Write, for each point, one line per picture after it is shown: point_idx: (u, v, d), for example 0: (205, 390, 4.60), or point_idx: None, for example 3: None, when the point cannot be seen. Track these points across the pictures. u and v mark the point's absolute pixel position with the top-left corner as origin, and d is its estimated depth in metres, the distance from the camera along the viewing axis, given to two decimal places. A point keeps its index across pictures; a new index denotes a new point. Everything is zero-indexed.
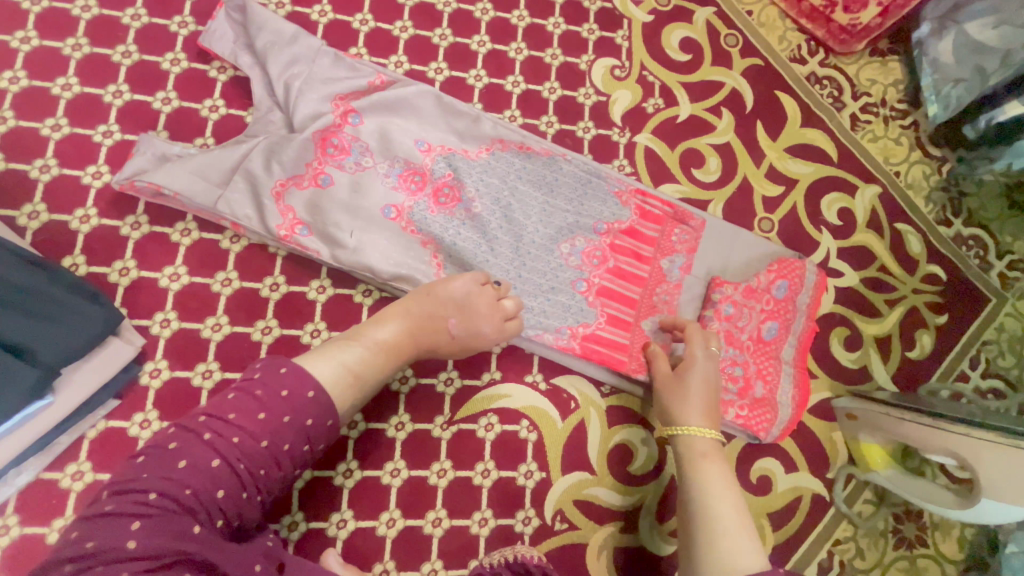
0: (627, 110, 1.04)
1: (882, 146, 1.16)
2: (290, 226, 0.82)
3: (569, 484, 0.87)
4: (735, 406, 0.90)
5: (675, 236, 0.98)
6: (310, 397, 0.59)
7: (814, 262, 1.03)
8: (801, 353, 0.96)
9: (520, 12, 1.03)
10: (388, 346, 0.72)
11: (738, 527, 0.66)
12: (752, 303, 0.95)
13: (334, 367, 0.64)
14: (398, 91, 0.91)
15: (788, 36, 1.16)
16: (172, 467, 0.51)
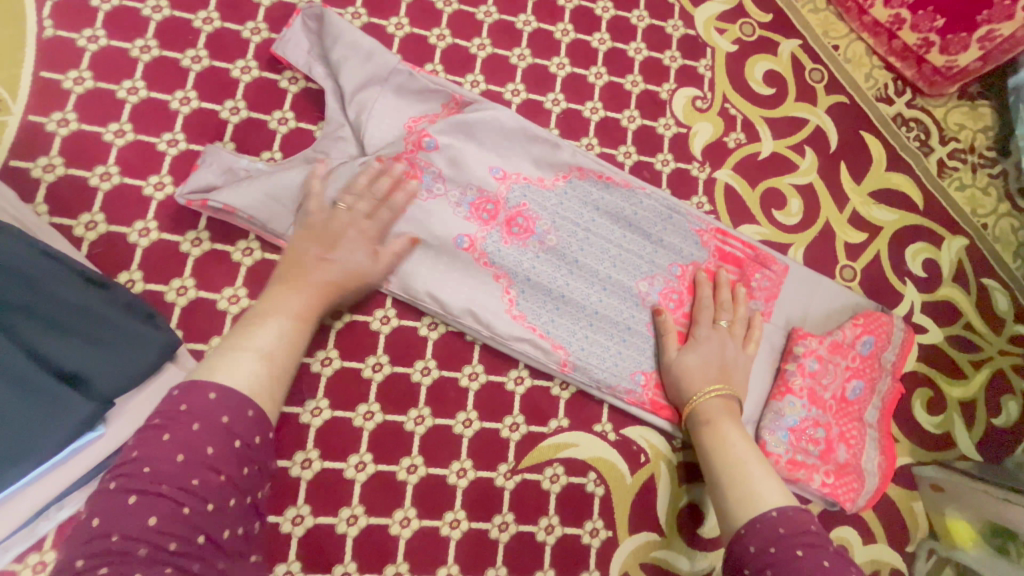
0: (707, 144, 0.98)
1: (969, 196, 1.09)
2: None
3: (636, 545, 0.80)
4: (819, 472, 0.84)
5: (754, 283, 0.92)
6: (214, 398, 0.50)
7: (900, 317, 0.97)
8: (884, 416, 0.90)
9: (601, 35, 0.98)
10: (298, 316, 0.65)
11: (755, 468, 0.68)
12: (837, 359, 0.89)
13: (246, 356, 0.57)
14: (477, 113, 0.86)
15: (875, 74, 1.10)
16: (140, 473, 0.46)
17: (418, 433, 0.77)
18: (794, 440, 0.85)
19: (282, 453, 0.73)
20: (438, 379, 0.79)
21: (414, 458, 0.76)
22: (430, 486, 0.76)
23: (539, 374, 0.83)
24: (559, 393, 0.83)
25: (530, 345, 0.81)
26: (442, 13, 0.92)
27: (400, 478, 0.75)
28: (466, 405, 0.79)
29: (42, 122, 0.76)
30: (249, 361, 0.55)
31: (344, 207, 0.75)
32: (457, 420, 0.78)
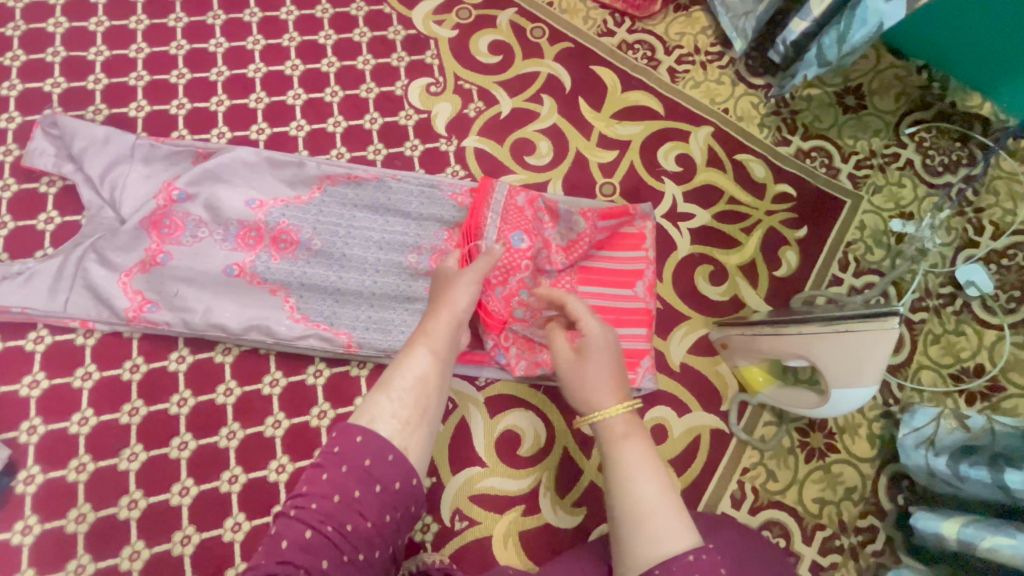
0: (449, 120, 1.10)
1: (706, 89, 1.21)
2: (137, 306, 0.88)
3: (461, 483, 0.89)
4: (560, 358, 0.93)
5: (510, 218, 0.94)
6: (360, 441, 0.56)
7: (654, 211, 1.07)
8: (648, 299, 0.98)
9: (328, 59, 1.10)
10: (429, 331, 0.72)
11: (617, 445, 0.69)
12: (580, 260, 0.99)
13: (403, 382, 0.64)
14: (220, 158, 0.95)
15: (592, 15, 1.24)
16: (280, 547, 0.51)
17: (232, 447, 0.85)
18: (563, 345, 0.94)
19: (108, 502, 0.81)
20: (242, 395, 0.88)
21: (233, 469, 0.84)
22: (254, 489, 0.84)
23: (337, 362, 0.92)
24: (360, 372, 0.93)
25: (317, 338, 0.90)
26: (178, 86, 1.04)
27: (223, 491, 0.83)
28: (273, 410, 0.88)
29: None
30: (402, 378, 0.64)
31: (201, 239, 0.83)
32: (267, 425, 0.87)
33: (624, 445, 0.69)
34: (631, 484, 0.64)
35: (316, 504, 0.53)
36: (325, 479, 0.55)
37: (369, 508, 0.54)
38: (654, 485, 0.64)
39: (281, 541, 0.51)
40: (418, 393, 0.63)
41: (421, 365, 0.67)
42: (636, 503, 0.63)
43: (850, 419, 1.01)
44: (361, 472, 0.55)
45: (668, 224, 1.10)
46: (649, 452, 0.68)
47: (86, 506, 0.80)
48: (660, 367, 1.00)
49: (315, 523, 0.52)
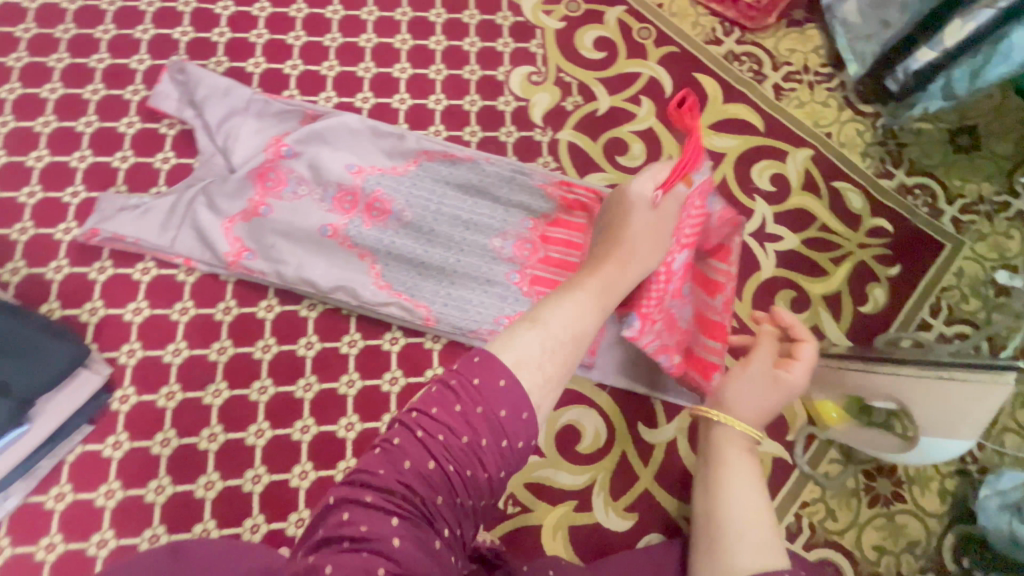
0: (547, 111, 1.10)
1: (810, 110, 1.18)
2: (237, 252, 0.92)
3: (518, 469, 0.90)
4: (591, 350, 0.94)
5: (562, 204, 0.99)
6: (503, 385, 0.50)
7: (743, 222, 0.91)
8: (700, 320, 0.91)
9: (437, 37, 1.12)
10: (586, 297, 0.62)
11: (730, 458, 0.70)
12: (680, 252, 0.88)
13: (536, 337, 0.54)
14: (327, 122, 0.99)
15: (701, 21, 1.21)
16: (401, 467, 0.47)
17: (308, 398, 0.89)
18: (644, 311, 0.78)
19: (191, 431, 0.85)
20: (321, 351, 0.91)
21: (306, 420, 0.88)
22: (323, 441, 0.87)
23: (412, 333, 0.94)
24: (433, 345, 0.95)
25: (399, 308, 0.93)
26: (294, 47, 1.08)
27: (295, 438, 0.87)
28: (348, 369, 0.91)
29: None
30: (536, 341, 0.54)
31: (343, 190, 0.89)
32: (341, 382, 0.90)
33: (733, 460, 0.70)
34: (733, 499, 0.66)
35: (444, 435, 0.48)
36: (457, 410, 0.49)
37: (493, 461, 0.49)
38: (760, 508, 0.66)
39: (404, 460, 0.48)
40: (571, 343, 0.56)
41: (570, 312, 0.59)
42: (730, 517, 0.65)
43: (921, 471, 0.97)
44: (496, 394, 0.50)
45: (754, 243, 1.07)
46: (758, 476, 0.69)
47: (171, 432, 0.85)
48: None
49: (439, 455, 0.48)
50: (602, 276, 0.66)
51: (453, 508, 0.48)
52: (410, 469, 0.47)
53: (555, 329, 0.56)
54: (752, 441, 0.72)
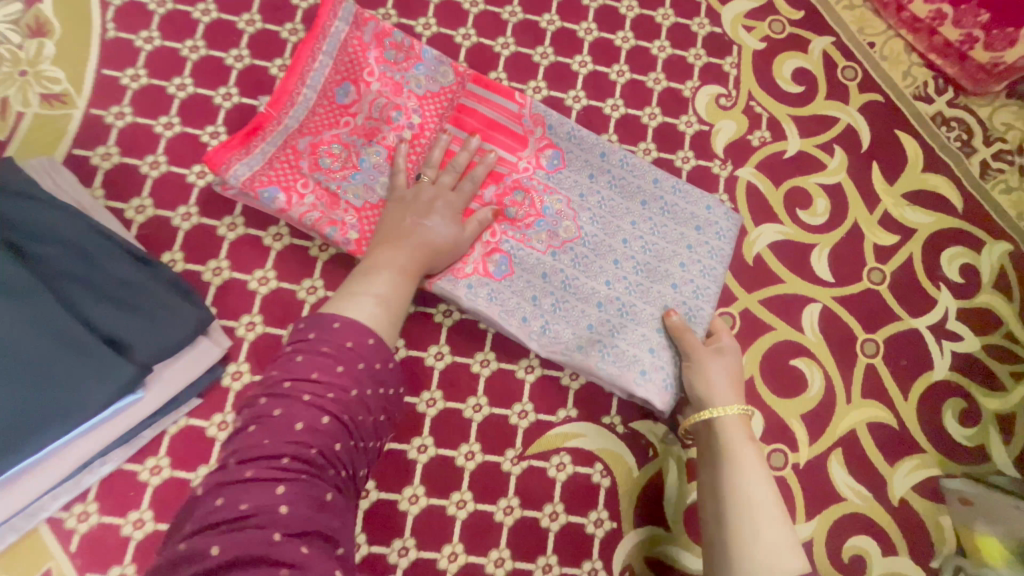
0: (730, 142, 0.97)
1: (1016, 199, 1.03)
2: (343, 229, 0.79)
3: (639, 538, 0.81)
4: (356, 209, 0.80)
5: (496, 131, 0.86)
6: (337, 326, 0.56)
7: (489, 110, 0.86)
8: (382, 140, 0.83)
9: (624, 33, 0.99)
10: (404, 271, 0.69)
11: (752, 466, 0.71)
12: (390, 98, 0.84)
13: (365, 300, 0.62)
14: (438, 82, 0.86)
15: (913, 72, 1.06)
16: (294, 428, 0.50)
17: (429, 415, 0.80)
18: (362, 216, 0.80)
19: None
20: (451, 364, 0.82)
21: (425, 439, 0.79)
22: (439, 466, 0.78)
23: (548, 364, 0.84)
24: (568, 384, 0.84)
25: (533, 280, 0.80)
26: (469, 14, 0.95)
27: (410, 457, 0.78)
28: (477, 391, 0.82)
29: (102, 115, 0.83)
30: (368, 303, 0.61)
31: (428, 180, 0.80)
32: (468, 405, 0.81)
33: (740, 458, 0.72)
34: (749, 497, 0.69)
35: (332, 393, 0.52)
36: (338, 372, 0.54)
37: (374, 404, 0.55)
38: (785, 530, 0.66)
39: (294, 422, 0.50)
40: (393, 300, 0.64)
41: (391, 283, 0.66)
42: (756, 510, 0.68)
43: None
44: (354, 374, 0.54)
45: (931, 338, 0.95)
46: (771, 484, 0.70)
47: None
48: (877, 494, 0.88)
49: (332, 411, 0.52)
50: (391, 262, 0.69)
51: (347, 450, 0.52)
52: (301, 430, 0.50)
53: (385, 300, 0.63)
54: (743, 415, 0.76)
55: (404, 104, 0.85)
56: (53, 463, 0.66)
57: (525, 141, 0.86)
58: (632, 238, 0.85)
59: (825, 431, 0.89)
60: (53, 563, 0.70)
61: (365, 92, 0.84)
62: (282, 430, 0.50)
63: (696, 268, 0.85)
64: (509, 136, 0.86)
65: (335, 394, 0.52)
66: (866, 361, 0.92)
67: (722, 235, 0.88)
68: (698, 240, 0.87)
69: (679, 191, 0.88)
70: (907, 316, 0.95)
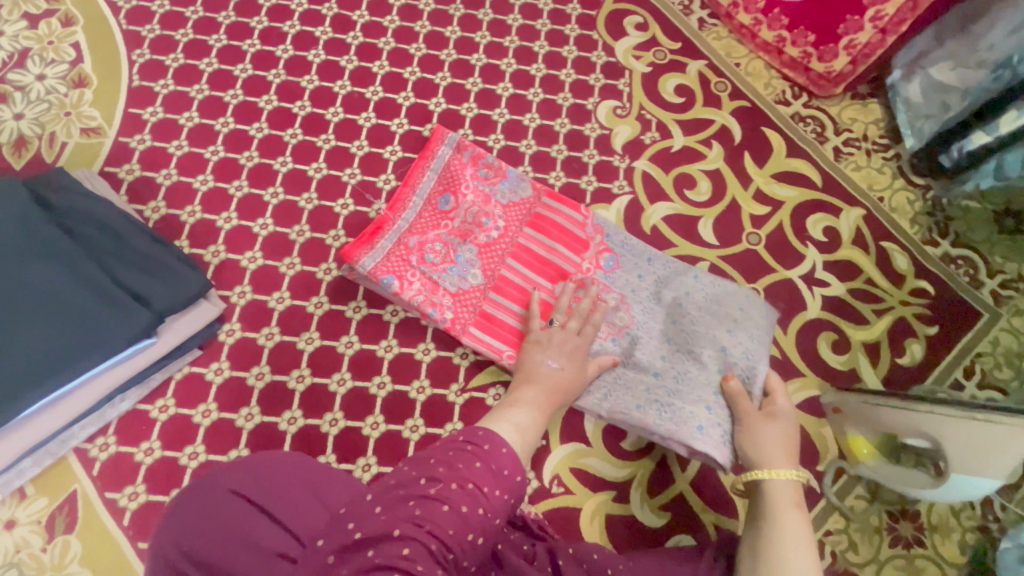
0: (626, 141, 1.22)
1: (865, 175, 1.27)
2: (428, 303, 0.97)
3: (565, 453, 0.97)
4: (444, 296, 0.98)
5: (513, 210, 1.06)
6: (504, 451, 0.65)
7: (529, 198, 1.07)
8: (475, 240, 1.02)
9: (538, 65, 1.26)
10: (540, 407, 0.81)
11: (793, 525, 0.73)
12: (470, 197, 1.05)
13: (507, 428, 0.74)
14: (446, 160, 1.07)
15: (772, 83, 1.33)
16: (439, 506, 0.59)
17: (387, 358, 0.98)
18: (457, 300, 0.99)
19: (284, 370, 0.95)
20: (404, 318, 1.01)
21: (384, 377, 0.97)
22: (396, 399, 0.96)
23: None
24: None
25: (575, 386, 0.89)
26: (414, 56, 1.22)
27: (372, 392, 0.96)
28: (426, 338, 1.00)
29: (128, 141, 1.06)
30: (507, 429, 0.73)
31: (560, 326, 0.94)
32: (418, 349, 1.00)
33: (786, 514, 0.75)
34: (784, 542, 0.71)
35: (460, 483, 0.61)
36: (475, 467, 0.63)
37: (497, 505, 0.62)
38: (806, 559, 0.69)
39: (441, 503, 0.59)
40: (528, 426, 0.76)
41: (524, 417, 0.78)
42: (786, 545, 0.71)
43: (943, 520, 1.01)
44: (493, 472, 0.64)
45: (803, 285, 1.15)
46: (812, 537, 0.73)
47: (266, 367, 0.95)
48: None
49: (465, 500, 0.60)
50: (522, 397, 0.82)
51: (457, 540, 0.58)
52: (445, 511, 0.58)
53: (521, 423, 0.76)
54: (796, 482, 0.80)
55: (463, 202, 1.04)
56: (82, 394, 0.82)
57: (588, 245, 1.04)
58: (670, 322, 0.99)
59: None
60: (79, 484, 0.85)
61: (461, 201, 1.05)
62: (426, 505, 0.59)
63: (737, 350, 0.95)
64: (575, 239, 1.04)
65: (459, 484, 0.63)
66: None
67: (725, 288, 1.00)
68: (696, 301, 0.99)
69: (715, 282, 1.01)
70: (781, 268, 1.16)
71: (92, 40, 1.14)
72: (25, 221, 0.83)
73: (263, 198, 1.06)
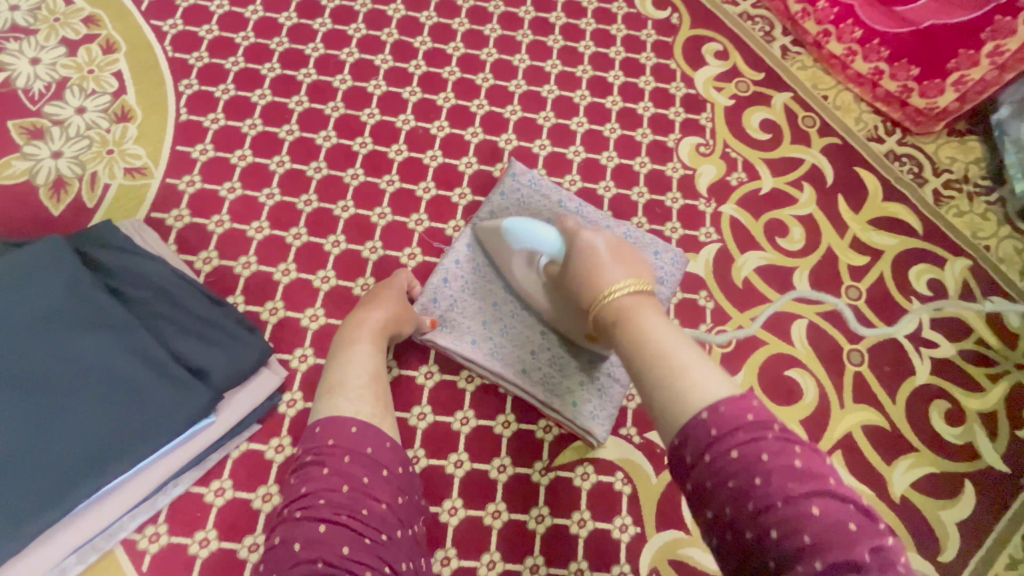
0: (712, 183, 1.12)
1: (969, 221, 1.16)
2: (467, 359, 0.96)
3: (664, 542, 0.87)
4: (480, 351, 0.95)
5: None
6: (354, 431, 0.63)
7: None
8: None
9: (613, 97, 1.16)
10: (370, 359, 0.75)
11: (676, 353, 0.55)
12: None
13: (345, 397, 0.67)
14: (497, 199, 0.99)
15: (864, 118, 1.22)
16: (293, 548, 0.55)
17: (463, 432, 0.89)
18: None
19: None
20: (480, 384, 0.92)
21: (460, 454, 0.87)
22: (474, 478, 0.86)
23: (525, 418, 0.91)
24: (545, 437, 0.90)
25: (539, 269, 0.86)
26: (481, 88, 1.12)
27: (448, 471, 0.86)
28: (505, 408, 0.91)
29: (176, 183, 0.97)
30: (342, 403, 0.66)
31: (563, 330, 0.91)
32: (497, 421, 0.90)
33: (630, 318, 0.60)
34: (654, 343, 0.56)
35: (305, 507, 0.58)
36: (325, 475, 0.59)
37: (382, 492, 0.61)
38: (708, 370, 0.53)
39: (294, 543, 0.55)
40: (371, 387, 0.70)
41: (360, 364, 0.73)
42: (652, 350, 0.56)
43: None
44: (346, 471, 0.60)
45: (909, 346, 1.05)
46: (670, 335, 0.57)
47: None
48: (878, 491, 0.95)
49: (328, 516, 0.57)
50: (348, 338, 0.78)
51: (362, 548, 0.56)
52: (302, 547, 0.55)
53: (353, 387, 0.69)
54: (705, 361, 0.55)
55: None
56: (135, 482, 0.73)
57: None
58: None
59: (824, 435, 0.97)
60: None
61: None
62: (285, 557, 0.55)
63: None
64: None
65: (325, 495, 0.58)
66: (853, 369, 1.02)
67: (532, 193, 1.00)
68: None
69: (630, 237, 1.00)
70: (885, 327, 1.06)
71: (136, 68, 1.05)
72: (73, 288, 0.74)
73: (323, 247, 0.96)
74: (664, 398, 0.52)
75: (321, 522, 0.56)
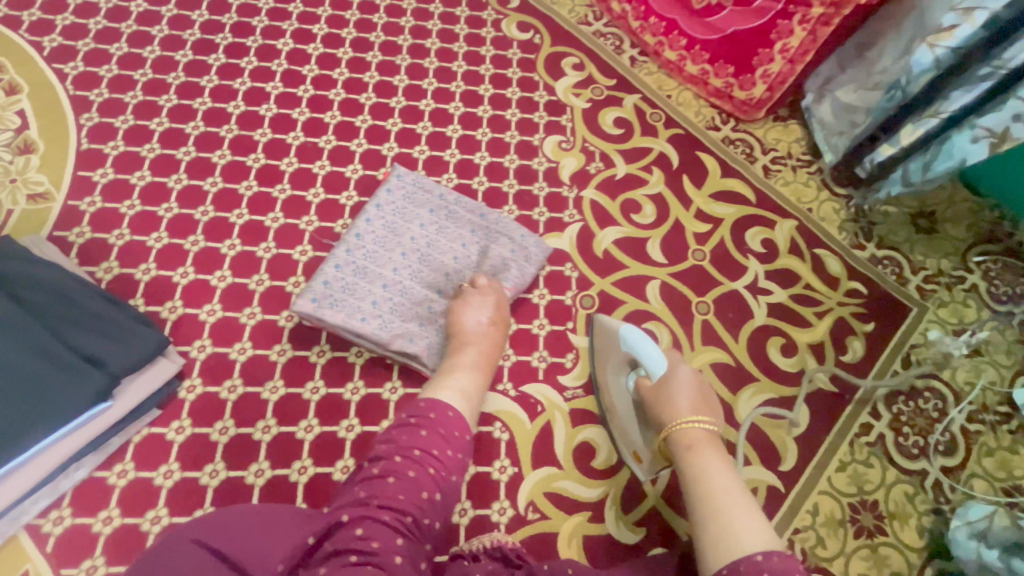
0: (573, 173, 1.29)
1: (793, 189, 1.38)
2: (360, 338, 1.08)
3: (539, 477, 0.98)
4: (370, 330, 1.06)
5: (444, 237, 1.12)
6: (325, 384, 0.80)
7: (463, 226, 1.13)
8: None
9: (484, 107, 1.33)
10: None
11: (736, 505, 0.71)
12: None
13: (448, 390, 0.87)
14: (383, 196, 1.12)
15: (702, 111, 1.44)
16: (386, 482, 0.74)
17: (354, 400, 0.99)
18: None
19: (248, 421, 0.94)
20: (369, 357, 1.03)
21: (352, 419, 0.97)
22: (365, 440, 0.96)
23: (410, 383, 1.02)
24: None
25: (634, 376, 0.96)
26: (365, 106, 1.27)
27: (340, 435, 0.96)
28: (392, 376, 1.02)
29: (78, 204, 1.06)
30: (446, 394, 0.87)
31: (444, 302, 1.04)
32: (385, 388, 1.01)
33: (703, 458, 0.78)
34: (717, 491, 0.73)
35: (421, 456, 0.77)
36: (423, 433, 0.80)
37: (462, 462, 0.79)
38: (751, 518, 0.69)
39: (388, 478, 0.74)
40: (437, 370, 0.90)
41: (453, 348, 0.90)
42: (720, 493, 0.73)
43: (900, 506, 1.07)
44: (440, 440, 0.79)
45: (748, 295, 1.23)
46: (725, 466, 0.77)
47: (230, 421, 0.94)
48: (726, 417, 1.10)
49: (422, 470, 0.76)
50: None
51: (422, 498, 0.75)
52: (393, 485, 0.74)
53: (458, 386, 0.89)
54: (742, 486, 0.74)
55: None
56: (33, 466, 0.80)
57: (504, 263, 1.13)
58: (462, 256, 1.11)
59: None
60: (31, 564, 0.82)
61: None
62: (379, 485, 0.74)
63: (519, 266, 1.12)
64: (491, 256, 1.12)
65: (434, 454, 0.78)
66: (700, 318, 1.19)
67: (416, 190, 1.14)
68: (432, 219, 1.12)
69: (502, 221, 1.15)
70: (726, 281, 1.23)
71: (38, 107, 1.15)
72: None
73: (220, 251, 1.06)
74: (705, 544, 0.69)
75: (409, 471, 0.75)
